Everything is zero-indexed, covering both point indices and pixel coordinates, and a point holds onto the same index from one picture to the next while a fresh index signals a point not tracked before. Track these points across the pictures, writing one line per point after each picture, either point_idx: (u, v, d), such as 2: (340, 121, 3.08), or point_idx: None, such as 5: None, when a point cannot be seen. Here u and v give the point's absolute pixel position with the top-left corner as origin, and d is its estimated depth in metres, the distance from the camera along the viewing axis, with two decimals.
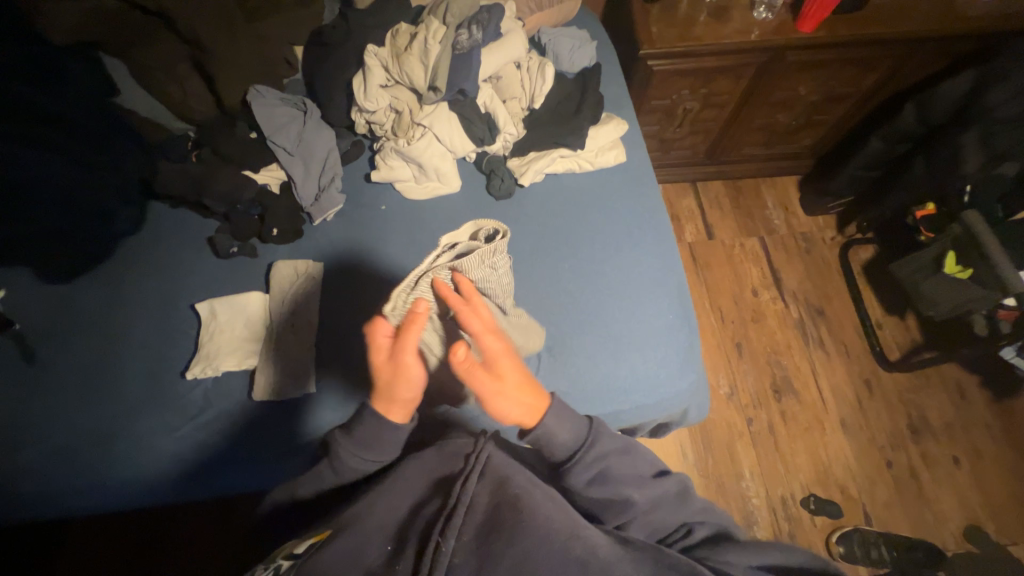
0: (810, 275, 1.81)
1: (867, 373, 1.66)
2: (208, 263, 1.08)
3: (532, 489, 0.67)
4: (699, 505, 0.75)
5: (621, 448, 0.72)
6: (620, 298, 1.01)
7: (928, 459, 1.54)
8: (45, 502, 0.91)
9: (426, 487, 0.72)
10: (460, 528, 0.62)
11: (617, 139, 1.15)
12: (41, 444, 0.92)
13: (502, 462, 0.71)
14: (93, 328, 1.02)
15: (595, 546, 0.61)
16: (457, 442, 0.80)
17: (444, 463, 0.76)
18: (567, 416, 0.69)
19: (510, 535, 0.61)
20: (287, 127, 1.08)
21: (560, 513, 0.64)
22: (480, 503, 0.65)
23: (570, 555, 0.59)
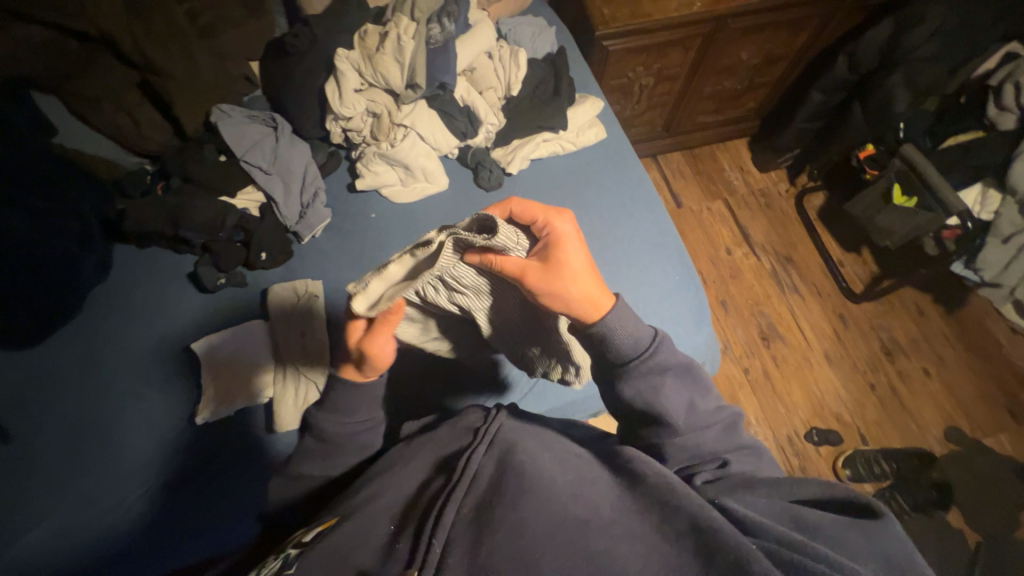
0: (773, 227, 1.93)
1: (839, 307, 1.80)
2: (195, 299, 1.01)
3: (538, 453, 0.69)
4: (743, 443, 0.70)
5: (681, 372, 0.69)
6: (627, 267, 1.04)
7: (904, 376, 1.69)
8: None
9: (427, 473, 0.72)
10: (462, 505, 0.62)
11: (594, 117, 1.18)
12: (36, 525, 0.82)
13: (513, 432, 0.73)
14: (74, 390, 0.93)
15: (597, 507, 0.59)
16: (464, 422, 0.80)
17: (451, 445, 0.76)
18: (631, 319, 0.68)
19: (512, 500, 0.60)
20: (261, 144, 1.04)
21: (566, 478, 0.64)
22: (485, 475, 0.66)
23: (569, 515, 0.58)
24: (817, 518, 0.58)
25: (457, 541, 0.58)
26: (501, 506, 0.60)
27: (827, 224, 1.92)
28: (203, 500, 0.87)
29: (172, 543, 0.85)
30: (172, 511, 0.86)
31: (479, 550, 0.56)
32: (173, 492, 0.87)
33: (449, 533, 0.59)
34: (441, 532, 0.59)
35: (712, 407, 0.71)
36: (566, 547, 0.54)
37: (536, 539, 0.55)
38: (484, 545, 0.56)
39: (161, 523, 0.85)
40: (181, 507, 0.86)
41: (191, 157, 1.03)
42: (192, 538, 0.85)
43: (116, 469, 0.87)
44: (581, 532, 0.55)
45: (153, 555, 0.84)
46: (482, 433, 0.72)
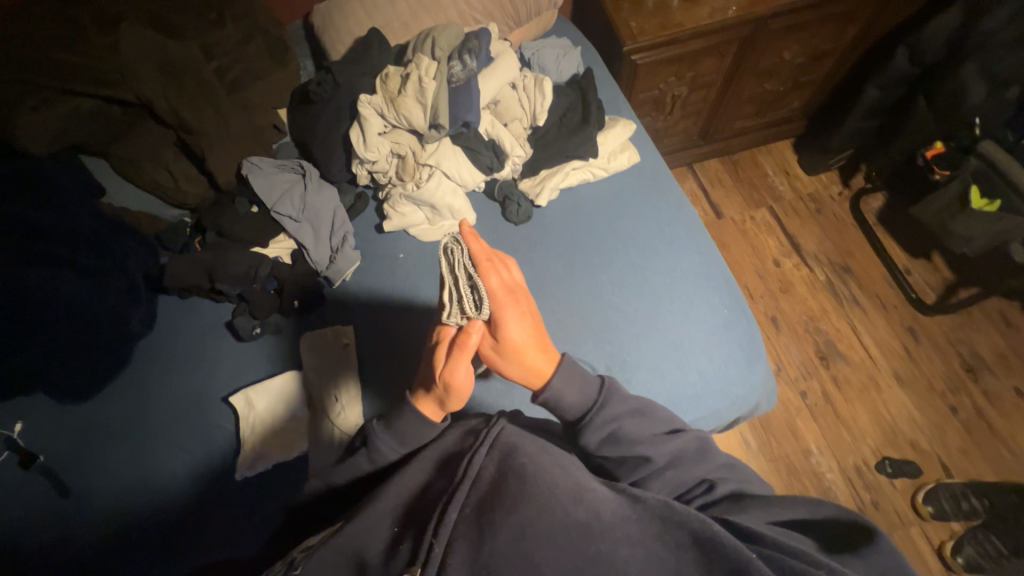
0: (826, 234, 1.78)
1: (908, 320, 1.63)
2: (232, 348, 1.02)
3: (542, 455, 0.59)
4: (722, 461, 0.69)
5: (638, 414, 0.69)
6: (670, 302, 0.97)
7: (991, 396, 1.50)
8: None
9: (423, 474, 0.66)
10: (461, 504, 0.56)
11: (626, 140, 1.12)
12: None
13: (516, 431, 0.62)
14: (120, 444, 0.94)
15: (598, 509, 0.53)
16: (467, 424, 0.72)
17: (451, 444, 0.68)
18: (574, 375, 0.67)
19: (512, 501, 0.53)
20: (290, 193, 1.04)
21: (569, 479, 0.56)
22: (486, 476, 0.58)
23: (571, 518, 0.52)
24: (810, 541, 0.58)
25: (459, 541, 0.53)
26: (503, 506, 0.53)
27: (889, 228, 1.75)
28: (237, 549, 0.86)
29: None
30: (207, 567, 0.85)
31: (480, 549, 0.51)
32: (212, 548, 0.86)
33: (449, 534, 0.53)
34: (444, 532, 0.53)
35: (672, 432, 0.69)
36: (567, 551, 0.49)
37: (537, 543, 0.50)
38: (484, 550, 0.50)
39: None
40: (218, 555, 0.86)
41: (224, 209, 1.05)
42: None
43: (160, 526, 0.87)
44: (581, 537, 0.50)
45: None
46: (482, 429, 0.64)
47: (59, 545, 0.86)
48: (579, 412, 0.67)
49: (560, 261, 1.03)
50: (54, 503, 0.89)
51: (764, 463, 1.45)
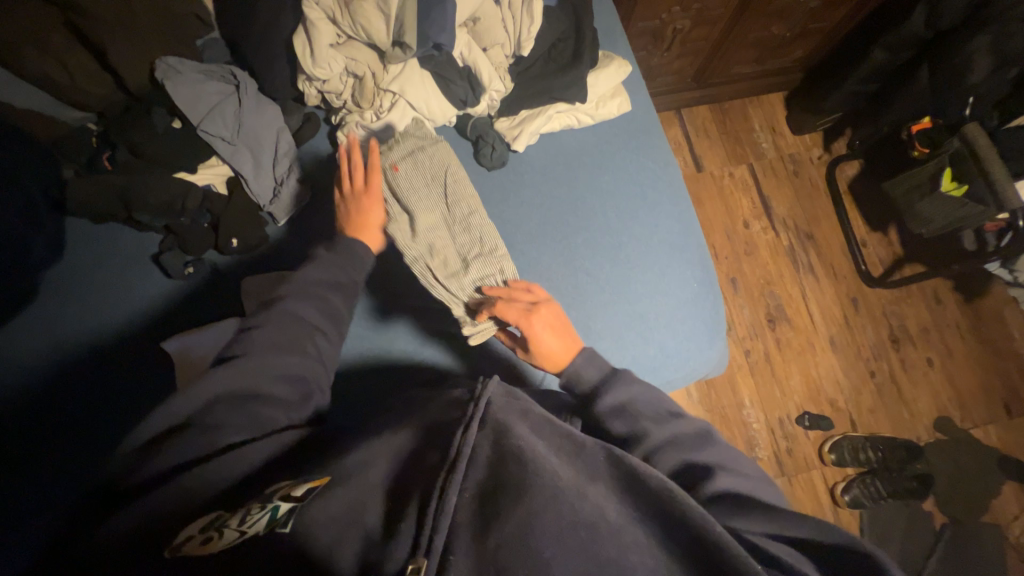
0: (798, 199, 1.78)
1: (853, 290, 1.72)
2: (159, 286, 0.91)
3: (535, 437, 0.57)
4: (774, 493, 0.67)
5: (666, 401, 0.70)
6: (642, 272, 0.94)
7: (906, 364, 1.67)
8: None
9: (406, 442, 0.60)
10: (463, 491, 0.52)
11: (619, 83, 1.00)
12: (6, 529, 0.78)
13: (505, 411, 0.59)
14: (31, 383, 0.85)
15: (605, 507, 0.50)
16: (445, 394, 0.69)
17: (434, 412, 0.63)
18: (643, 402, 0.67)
19: (515, 494, 0.49)
20: (221, 109, 0.86)
21: (569, 469, 0.54)
22: (483, 458, 0.55)
23: (578, 518, 0.48)
24: None
25: (461, 528, 0.49)
26: (505, 497, 0.50)
27: (857, 199, 1.77)
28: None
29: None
30: None
31: (485, 543, 0.47)
32: None
33: (452, 521, 0.49)
34: (445, 519, 0.49)
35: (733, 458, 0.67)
36: (577, 551, 0.46)
37: (546, 539, 0.46)
38: (489, 540, 0.47)
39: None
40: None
41: (140, 123, 0.87)
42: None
43: (87, 472, 0.82)
44: (591, 537, 0.47)
45: None
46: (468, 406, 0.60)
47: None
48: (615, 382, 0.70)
49: (533, 217, 0.96)
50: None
51: (701, 412, 1.57)
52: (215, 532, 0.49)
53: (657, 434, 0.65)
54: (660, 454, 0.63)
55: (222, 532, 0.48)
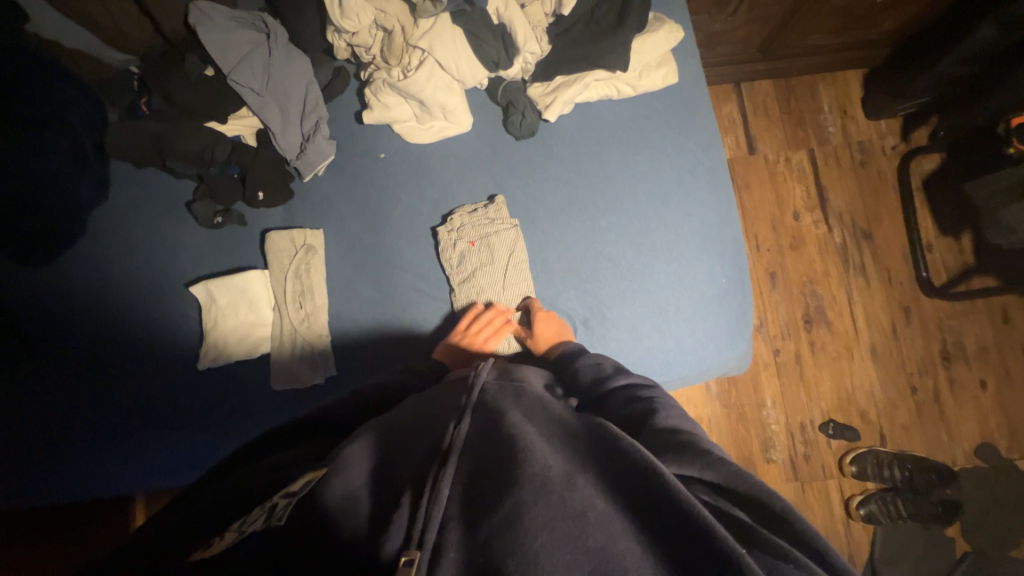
0: (860, 192, 1.62)
1: (908, 299, 1.58)
2: (191, 233, 0.94)
3: (527, 427, 0.56)
4: None
5: (652, 390, 0.70)
6: (667, 261, 0.89)
7: (954, 383, 1.54)
8: (64, 491, 0.89)
9: (400, 427, 0.62)
10: (454, 479, 0.50)
11: (668, 51, 0.91)
12: (57, 446, 0.89)
13: (496, 395, 0.63)
14: (81, 311, 0.93)
15: (594, 497, 0.48)
16: (450, 381, 0.72)
17: (430, 401, 0.67)
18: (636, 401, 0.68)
19: (504, 481, 0.48)
20: (251, 57, 0.86)
21: (559, 456, 0.52)
22: (475, 444, 0.55)
23: (567, 507, 0.46)
24: None
25: (454, 521, 0.46)
26: (493, 486, 0.48)
27: (930, 197, 1.59)
28: (194, 441, 0.89)
29: (160, 476, 0.90)
30: (170, 441, 0.89)
31: (476, 533, 0.45)
32: (179, 429, 0.89)
33: (445, 507, 0.48)
34: (437, 507, 0.47)
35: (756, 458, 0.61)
36: (565, 541, 0.43)
37: (535, 530, 0.44)
38: (480, 530, 0.45)
39: (154, 456, 0.89)
40: (175, 445, 0.89)
41: (175, 71, 0.89)
42: (174, 475, 0.90)
43: (126, 400, 0.90)
44: (579, 527, 0.45)
45: (160, 476, 0.90)
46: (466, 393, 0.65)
47: (17, 419, 0.90)
48: (593, 375, 0.76)
49: (559, 193, 0.92)
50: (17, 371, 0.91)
51: (717, 408, 1.52)
52: (223, 534, 0.48)
53: (649, 418, 0.63)
54: (653, 436, 0.59)
55: (226, 534, 0.47)
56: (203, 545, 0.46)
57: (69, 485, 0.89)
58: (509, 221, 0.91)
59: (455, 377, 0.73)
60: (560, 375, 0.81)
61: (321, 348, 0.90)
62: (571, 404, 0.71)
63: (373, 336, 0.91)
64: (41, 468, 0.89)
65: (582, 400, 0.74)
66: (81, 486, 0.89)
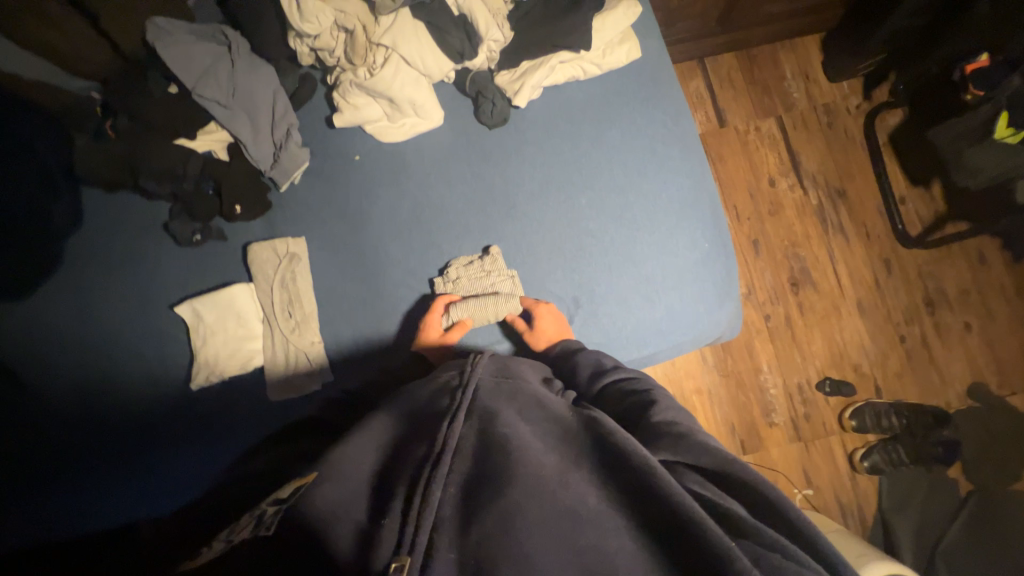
0: (830, 153, 1.66)
1: (887, 252, 1.62)
2: (171, 255, 0.93)
3: (521, 428, 0.57)
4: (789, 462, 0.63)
5: (647, 382, 0.71)
6: (649, 232, 0.90)
7: (940, 328, 1.58)
8: (59, 523, 0.85)
9: (395, 431, 0.63)
10: (446, 486, 0.51)
11: (629, 26, 0.93)
12: (52, 482, 0.87)
13: (490, 396, 0.63)
14: (68, 342, 0.91)
15: (585, 495, 0.50)
16: (442, 377, 0.69)
17: (424, 399, 0.66)
18: (628, 395, 0.69)
19: (498, 485, 0.50)
20: (214, 72, 0.86)
21: (551, 456, 0.54)
22: (469, 447, 0.56)
23: (558, 507, 0.48)
24: None
25: (446, 524, 0.48)
26: (487, 489, 0.50)
27: (898, 151, 1.63)
28: (193, 457, 0.87)
29: (160, 504, 0.86)
30: (170, 462, 0.88)
31: (468, 536, 0.47)
32: (179, 449, 0.88)
33: (438, 513, 0.49)
34: (429, 513, 0.48)
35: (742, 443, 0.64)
36: (556, 542, 0.46)
37: (525, 532, 0.46)
38: (473, 532, 0.47)
39: (154, 480, 0.87)
40: (173, 465, 0.87)
41: (138, 93, 0.89)
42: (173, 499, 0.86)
43: (119, 426, 0.88)
44: (569, 526, 0.47)
45: (158, 499, 0.87)
46: (457, 393, 0.63)
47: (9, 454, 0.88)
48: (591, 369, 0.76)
49: (536, 176, 0.93)
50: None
51: (716, 378, 1.54)
52: (213, 544, 0.54)
53: (645, 411, 0.64)
54: (649, 427, 0.61)
55: (223, 549, 0.51)
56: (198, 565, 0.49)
57: (66, 517, 0.86)
58: (507, 271, 0.90)
59: (446, 371, 0.71)
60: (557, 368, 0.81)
61: (314, 356, 0.89)
62: (568, 396, 0.71)
63: (366, 340, 0.90)
64: (34, 501, 0.86)
65: (579, 394, 0.74)
66: (73, 519, 0.85)
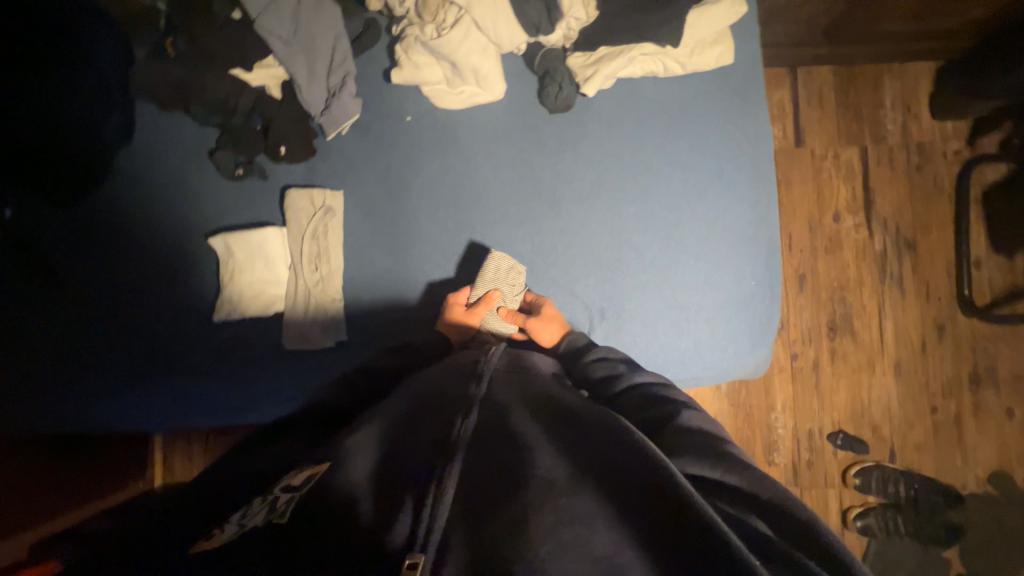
0: (910, 199, 1.52)
1: (944, 317, 1.50)
2: (213, 185, 0.93)
3: (534, 430, 0.57)
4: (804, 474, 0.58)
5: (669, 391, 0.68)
6: (694, 257, 0.85)
7: (978, 407, 1.48)
8: (91, 418, 0.92)
9: (408, 418, 0.62)
10: (460, 475, 0.51)
11: (726, 28, 0.84)
12: (83, 379, 0.92)
13: (505, 393, 0.64)
14: (108, 250, 0.94)
15: (599, 501, 0.47)
16: (455, 364, 0.71)
17: (437, 388, 0.66)
18: (643, 407, 0.67)
19: (510, 485, 0.48)
20: (281, 4, 0.83)
21: (565, 459, 0.52)
22: (480, 440, 0.55)
23: (572, 511, 0.46)
24: None
25: (457, 521, 0.46)
26: (499, 489, 0.48)
27: (988, 211, 1.48)
28: (217, 389, 0.91)
29: (189, 417, 0.93)
30: (193, 385, 0.91)
31: (480, 535, 0.45)
32: (202, 376, 0.91)
33: (449, 508, 0.47)
34: (440, 508, 0.47)
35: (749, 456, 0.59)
36: (572, 548, 0.43)
37: (541, 536, 0.44)
38: (484, 531, 0.45)
39: (178, 397, 0.92)
40: (197, 390, 0.91)
41: (203, 15, 0.86)
42: (198, 416, 0.92)
43: (149, 341, 0.92)
44: (587, 534, 0.44)
45: (180, 413, 0.92)
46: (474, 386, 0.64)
47: (44, 343, 0.92)
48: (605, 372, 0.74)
49: (589, 174, 0.87)
50: (39, 314, 0.93)
51: (724, 407, 1.49)
52: (222, 528, 0.49)
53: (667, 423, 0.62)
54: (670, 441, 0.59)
55: (226, 527, 0.49)
56: (201, 539, 0.48)
57: (98, 414, 0.92)
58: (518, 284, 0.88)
59: (462, 358, 0.73)
60: (567, 366, 0.79)
61: (334, 313, 0.90)
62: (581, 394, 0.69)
63: (385, 307, 0.90)
64: (66, 390, 0.91)
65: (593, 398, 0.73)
66: (104, 415, 0.92)
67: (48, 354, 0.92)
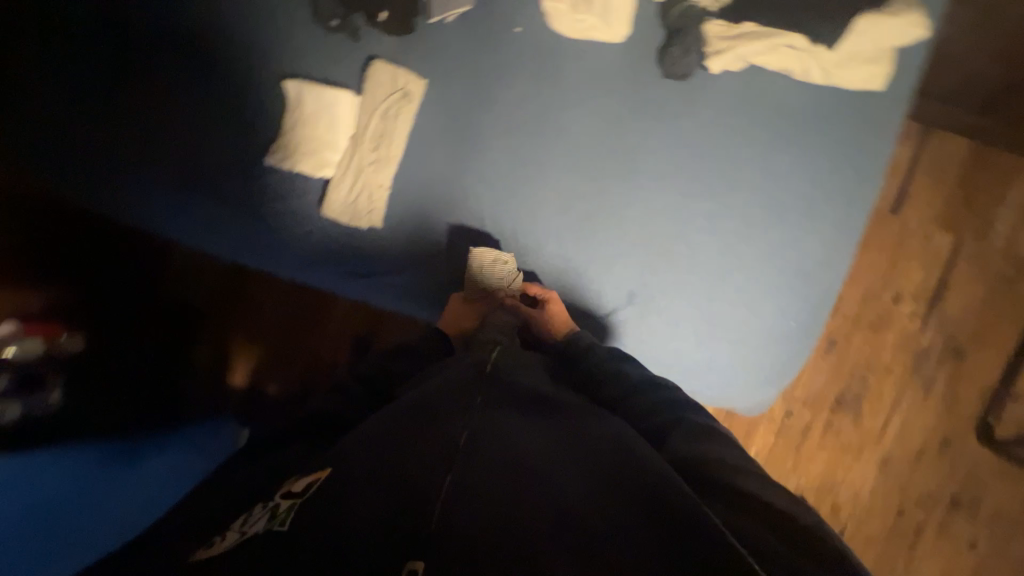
0: (980, 308, 1.41)
1: (954, 434, 1.44)
2: (303, 27, 0.90)
3: (531, 437, 0.57)
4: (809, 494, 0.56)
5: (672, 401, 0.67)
6: (747, 276, 0.81)
7: (944, 529, 1.45)
8: (128, 207, 0.94)
9: (407, 407, 0.63)
10: (461, 466, 0.51)
11: (887, 49, 0.76)
12: (131, 168, 0.93)
13: (506, 396, 0.64)
14: (185, 54, 0.92)
15: (596, 513, 0.47)
16: (460, 362, 0.71)
17: (440, 382, 0.67)
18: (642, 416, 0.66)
19: (504, 489, 0.49)
20: None
21: (564, 471, 0.52)
22: (479, 435, 0.56)
23: (570, 523, 0.46)
24: None
25: (455, 507, 0.47)
26: (494, 486, 0.49)
27: None
28: (250, 226, 0.92)
29: (212, 243, 0.94)
30: (227, 215, 0.92)
31: (475, 527, 0.45)
32: (238, 208, 0.92)
33: (447, 496, 0.48)
34: (438, 499, 0.47)
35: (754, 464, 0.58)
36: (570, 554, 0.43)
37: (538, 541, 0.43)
38: (480, 524, 0.45)
39: (210, 219, 0.93)
40: (229, 219, 0.92)
41: None
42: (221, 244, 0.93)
43: (199, 156, 0.93)
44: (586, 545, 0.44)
45: (206, 235, 0.93)
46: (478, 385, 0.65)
47: (104, 121, 0.93)
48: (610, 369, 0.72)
49: (677, 154, 0.82)
50: (106, 97, 0.93)
51: None
52: (223, 535, 0.50)
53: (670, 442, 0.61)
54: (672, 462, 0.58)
55: (227, 534, 0.50)
56: (204, 546, 0.49)
57: (135, 206, 0.94)
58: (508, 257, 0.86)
59: (472, 358, 0.72)
60: (568, 359, 0.77)
61: (377, 197, 0.89)
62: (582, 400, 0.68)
63: (425, 211, 0.89)
64: (113, 173, 0.94)
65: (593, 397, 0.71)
66: (140, 210, 0.94)
67: (104, 132, 0.93)
